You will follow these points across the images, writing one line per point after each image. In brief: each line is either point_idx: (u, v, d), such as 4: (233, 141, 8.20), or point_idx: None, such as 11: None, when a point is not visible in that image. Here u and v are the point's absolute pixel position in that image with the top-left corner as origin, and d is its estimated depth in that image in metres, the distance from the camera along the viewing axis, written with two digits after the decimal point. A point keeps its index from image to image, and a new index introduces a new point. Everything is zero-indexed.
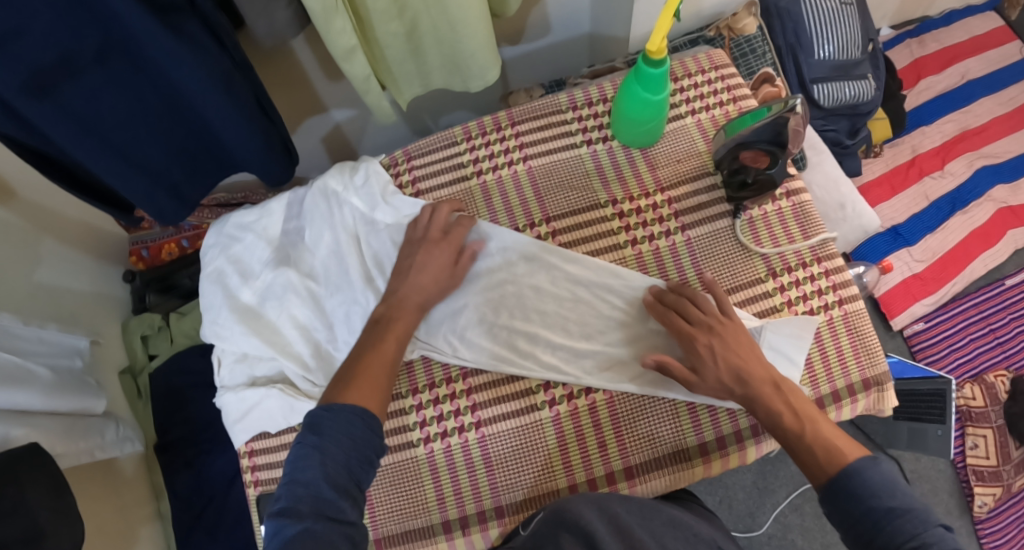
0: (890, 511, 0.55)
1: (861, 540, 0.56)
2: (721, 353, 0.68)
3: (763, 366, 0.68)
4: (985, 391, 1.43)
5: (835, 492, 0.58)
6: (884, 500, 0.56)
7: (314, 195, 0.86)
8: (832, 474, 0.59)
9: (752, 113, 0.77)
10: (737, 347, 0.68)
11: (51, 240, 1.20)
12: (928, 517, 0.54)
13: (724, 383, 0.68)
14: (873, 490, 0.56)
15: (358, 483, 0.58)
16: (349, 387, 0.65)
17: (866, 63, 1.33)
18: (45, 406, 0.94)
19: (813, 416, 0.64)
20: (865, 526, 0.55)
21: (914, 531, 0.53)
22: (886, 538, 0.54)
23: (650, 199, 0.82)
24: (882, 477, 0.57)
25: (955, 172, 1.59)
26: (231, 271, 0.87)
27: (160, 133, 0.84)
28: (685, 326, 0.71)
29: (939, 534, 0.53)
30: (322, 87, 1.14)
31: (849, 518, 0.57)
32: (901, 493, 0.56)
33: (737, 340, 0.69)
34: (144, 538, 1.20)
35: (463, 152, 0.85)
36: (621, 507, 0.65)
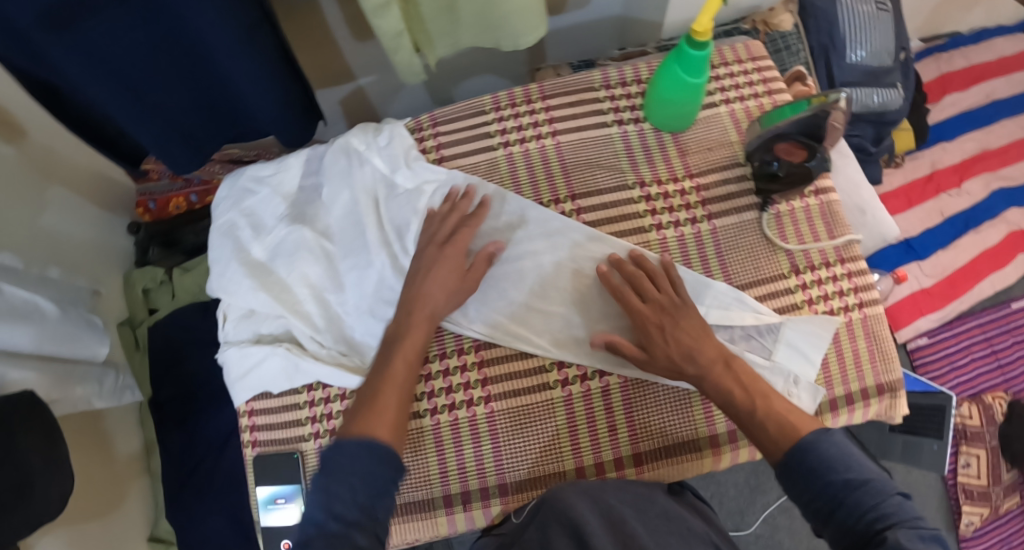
0: (848, 483, 0.57)
1: (824, 512, 0.57)
2: (671, 332, 0.70)
3: (713, 345, 0.69)
4: (981, 411, 1.42)
5: (795, 467, 0.60)
6: (841, 472, 0.58)
7: (335, 153, 0.84)
8: (788, 450, 0.61)
9: (792, 104, 0.75)
10: (688, 325, 0.70)
11: (57, 185, 1.18)
12: (883, 486, 0.57)
13: (673, 361, 0.69)
14: (830, 464, 0.58)
15: (374, 518, 0.59)
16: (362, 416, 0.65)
17: (896, 72, 1.31)
18: (36, 350, 0.91)
19: (763, 392, 0.67)
20: (827, 498, 0.57)
21: (867, 501, 0.55)
22: (845, 508, 0.56)
23: (678, 184, 0.80)
24: (837, 449, 0.59)
25: (972, 191, 1.57)
26: (243, 224, 0.85)
27: (180, 81, 0.83)
28: (637, 301, 0.72)
29: (891, 503, 0.55)
30: (347, 48, 1.11)
31: (809, 492, 0.59)
32: (857, 465, 0.58)
33: (687, 321, 0.70)
34: (131, 495, 1.19)
35: (491, 121, 0.83)
36: (614, 497, 0.65)
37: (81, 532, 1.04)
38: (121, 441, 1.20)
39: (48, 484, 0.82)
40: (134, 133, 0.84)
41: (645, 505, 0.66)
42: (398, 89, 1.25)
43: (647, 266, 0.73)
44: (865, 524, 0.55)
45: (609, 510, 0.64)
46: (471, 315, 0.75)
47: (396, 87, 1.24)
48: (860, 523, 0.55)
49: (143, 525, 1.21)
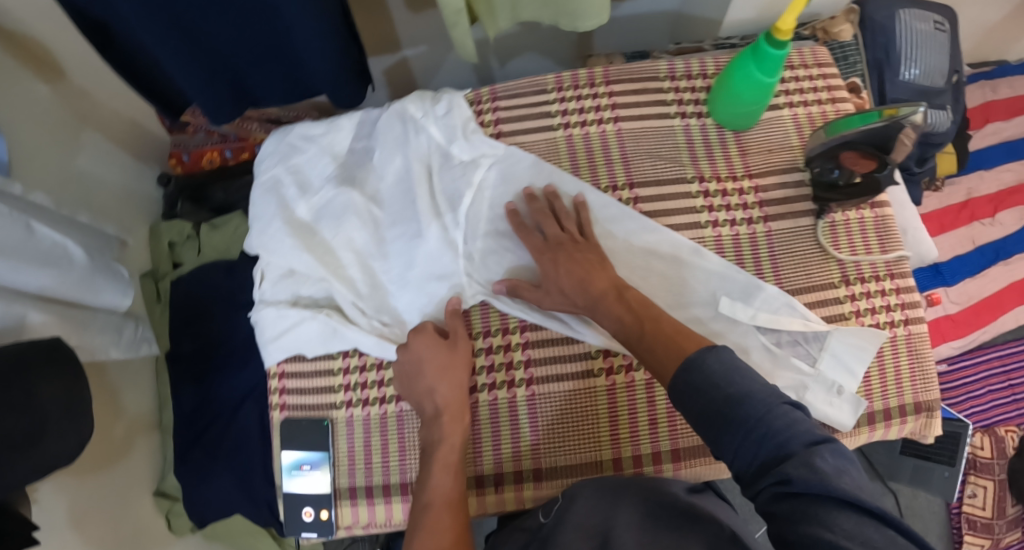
0: (731, 399, 0.54)
1: (717, 436, 0.54)
2: (563, 262, 0.72)
3: (606, 276, 0.71)
4: (992, 442, 1.42)
5: (682, 389, 0.57)
6: (724, 388, 0.55)
7: (391, 119, 0.83)
8: (674, 369, 0.59)
9: (861, 115, 0.73)
10: (580, 257, 0.72)
11: (92, 129, 1.17)
12: (769, 397, 0.54)
13: (569, 295, 0.71)
14: (714, 381, 0.56)
15: None
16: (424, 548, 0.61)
17: (947, 94, 1.28)
18: (38, 291, 0.87)
19: (655, 317, 0.66)
20: (716, 420, 0.54)
21: (758, 414, 0.52)
22: (736, 425, 0.53)
23: (736, 183, 0.80)
24: (721, 364, 0.57)
25: (1005, 222, 1.55)
26: (289, 181, 0.84)
27: (237, 33, 0.84)
28: (535, 239, 0.75)
29: (783, 412, 0.52)
30: (399, 18, 1.10)
31: (699, 415, 0.56)
32: (739, 378, 0.55)
33: (583, 254, 0.72)
34: (140, 447, 1.19)
35: (553, 101, 0.82)
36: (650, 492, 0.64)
37: (83, 489, 1.03)
38: (133, 392, 1.20)
39: None
40: (180, 80, 0.87)
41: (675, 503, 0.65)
42: (445, 63, 1.24)
43: (556, 214, 0.76)
44: (763, 444, 0.52)
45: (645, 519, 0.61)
46: (473, 286, 0.77)
47: (443, 62, 1.23)
48: (757, 445, 0.52)
49: (151, 480, 1.20)
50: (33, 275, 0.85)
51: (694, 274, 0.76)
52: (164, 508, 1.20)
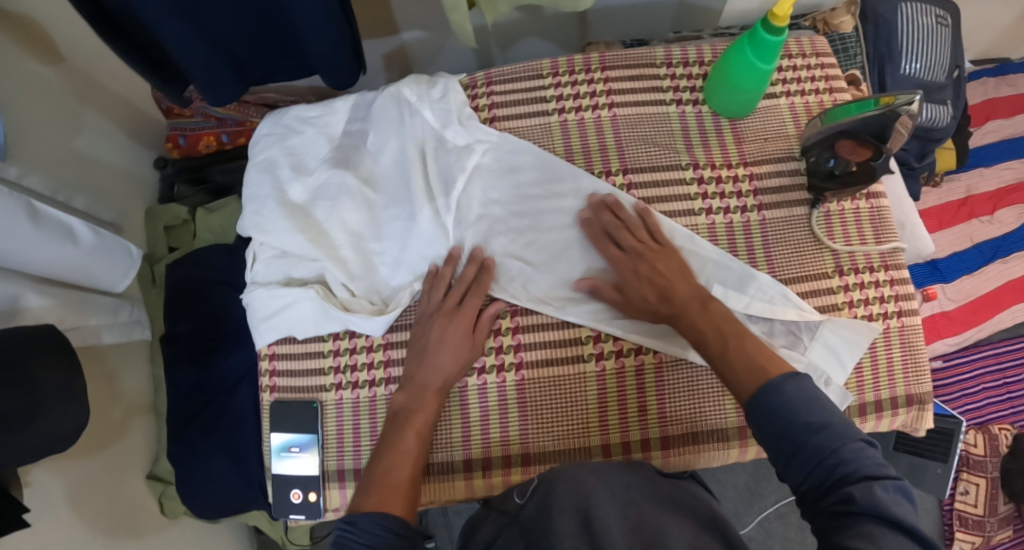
0: (810, 427, 0.54)
1: (777, 453, 0.56)
2: (648, 272, 0.71)
3: (689, 287, 0.70)
4: (986, 440, 1.41)
5: (755, 410, 0.57)
6: (802, 415, 0.55)
7: (386, 101, 0.83)
8: (752, 391, 0.59)
9: (857, 103, 0.72)
10: (663, 267, 0.71)
11: (91, 110, 1.16)
12: (847, 431, 0.54)
13: (649, 302, 0.70)
14: (791, 407, 0.56)
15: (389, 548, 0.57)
16: (369, 494, 0.62)
17: (948, 89, 1.28)
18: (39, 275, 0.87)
19: (738, 331, 0.66)
20: (781, 442, 0.55)
21: (832, 446, 0.53)
22: (807, 452, 0.54)
23: (731, 170, 0.79)
24: (801, 392, 0.57)
25: (1005, 220, 1.54)
26: (284, 163, 0.84)
27: (236, 5, 0.84)
28: (613, 249, 0.73)
29: (857, 448, 0.53)
30: (398, 3, 1.10)
31: (769, 435, 0.56)
32: (819, 407, 0.55)
33: (665, 264, 0.71)
34: (134, 429, 1.19)
35: (548, 87, 0.81)
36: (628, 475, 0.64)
37: (78, 470, 1.03)
38: (129, 377, 1.20)
39: None
40: (184, 63, 0.84)
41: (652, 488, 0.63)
42: (443, 48, 1.23)
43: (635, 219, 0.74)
44: (827, 470, 0.53)
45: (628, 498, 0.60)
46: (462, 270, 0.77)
47: (441, 47, 1.22)
48: (821, 469, 0.53)
49: (144, 462, 1.20)
50: (36, 251, 0.84)
51: (689, 259, 0.76)
52: (157, 491, 1.20)
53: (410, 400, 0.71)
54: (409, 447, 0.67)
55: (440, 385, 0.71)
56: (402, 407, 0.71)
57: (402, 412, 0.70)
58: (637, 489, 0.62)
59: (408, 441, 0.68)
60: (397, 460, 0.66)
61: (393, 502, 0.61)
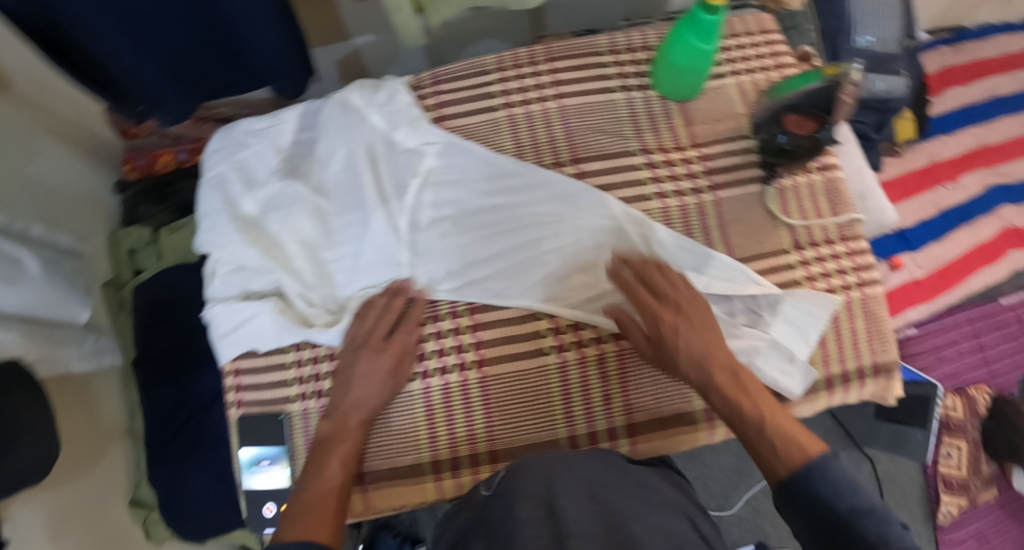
0: (855, 511, 0.56)
1: (815, 532, 0.57)
2: (683, 334, 0.68)
3: (725, 356, 0.68)
4: (965, 403, 1.43)
5: (798, 488, 0.58)
6: (847, 500, 0.56)
7: (333, 108, 0.82)
8: (789, 474, 0.59)
9: (801, 75, 0.73)
10: (703, 335, 0.68)
11: (43, 136, 1.13)
12: (889, 516, 0.56)
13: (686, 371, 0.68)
14: (838, 489, 0.57)
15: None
16: (296, 520, 0.62)
17: (902, 60, 1.27)
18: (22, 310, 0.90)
19: (771, 407, 0.65)
20: (823, 522, 0.56)
21: (875, 531, 0.55)
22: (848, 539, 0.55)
23: (682, 153, 0.79)
24: (842, 475, 0.58)
25: (968, 185, 1.56)
26: (235, 178, 0.82)
27: (178, 19, 0.81)
28: (651, 302, 0.70)
29: (901, 537, 0.54)
30: (345, 7, 1.08)
31: (808, 517, 0.57)
32: (862, 492, 0.57)
33: (702, 317, 0.69)
34: (112, 456, 1.17)
35: (494, 82, 0.81)
36: (587, 466, 0.63)
37: (55, 500, 1.01)
38: (102, 405, 1.17)
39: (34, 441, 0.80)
40: (128, 79, 0.83)
41: (618, 473, 0.64)
42: (395, 51, 1.22)
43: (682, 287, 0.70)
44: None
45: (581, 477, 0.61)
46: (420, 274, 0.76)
47: (394, 49, 1.21)
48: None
49: (124, 489, 1.19)
50: None
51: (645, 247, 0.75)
52: (140, 516, 1.18)
53: (333, 429, 0.70)
54: (333, 477, 0.67)
55: (362, 418, 0.71)
56: (325, 437, 0.70)
57: (325, 441, 0.70)
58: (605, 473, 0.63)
59: (333, 470, 0.68)
60: (321, 489, 0.66)
61: (320, 529, 0.62)
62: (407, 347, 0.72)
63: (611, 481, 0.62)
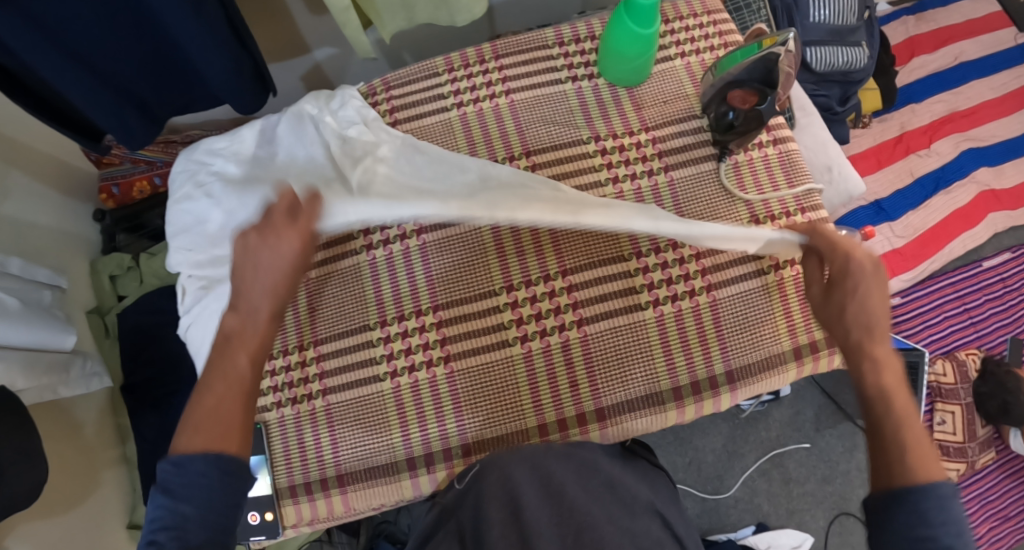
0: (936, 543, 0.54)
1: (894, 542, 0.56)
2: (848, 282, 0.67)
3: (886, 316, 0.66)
4: (955, 368, 1.43)
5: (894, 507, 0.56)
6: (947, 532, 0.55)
7: (289, 121, 0.83)
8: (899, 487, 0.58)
9: (743, 50, 0.74)
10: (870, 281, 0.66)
11: (18, 172, 1.14)
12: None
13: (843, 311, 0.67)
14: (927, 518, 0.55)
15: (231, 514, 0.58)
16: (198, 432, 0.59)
17: (861, 31, 1.29)
18: (24, 343, 0.95)
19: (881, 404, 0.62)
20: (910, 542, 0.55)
21: None
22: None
23: (633, 137, 0.80)
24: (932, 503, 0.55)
25: (941, 151, 1.57)
26: (196, 195, 0.83)
27: (129, 47, 0.83)
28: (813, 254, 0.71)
29: None
30: (302, 21, 1.10)
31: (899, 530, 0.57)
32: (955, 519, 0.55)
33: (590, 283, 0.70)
34: (106, 482, 1.17)
35: (445, 83, 0.83)
36: (557, 465, 0.69)
37: (53, 527, 1.02)
38: (94, 433, 1.18)
39: (20, 471, 0.80)
40: (90, 112, 0.84)
41: (588, 473, 0.70)
42: (358, 62, 1.23)
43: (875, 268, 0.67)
44: None
45: (546, 474, 0.69)
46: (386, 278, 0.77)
47: (356, 60, 1.23)
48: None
49: (122, 512, 1.19)
50: None
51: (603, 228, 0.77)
52: (139, 539, 1.20)
53: (240, 323, 0.65)
54: (241, 373, 0.64)
55: (270, 311, 0.65)
56: (232, 331, 0.65)
57: (232, 337, 0.65)
58: (573, 474, 0.68)
59: (238, 366, 0.64)
60: (224, 396, 0.62)
61: (228, 440, 0.60)
62: (316, 233, 0.66)
63: (579, 480, 0.70)
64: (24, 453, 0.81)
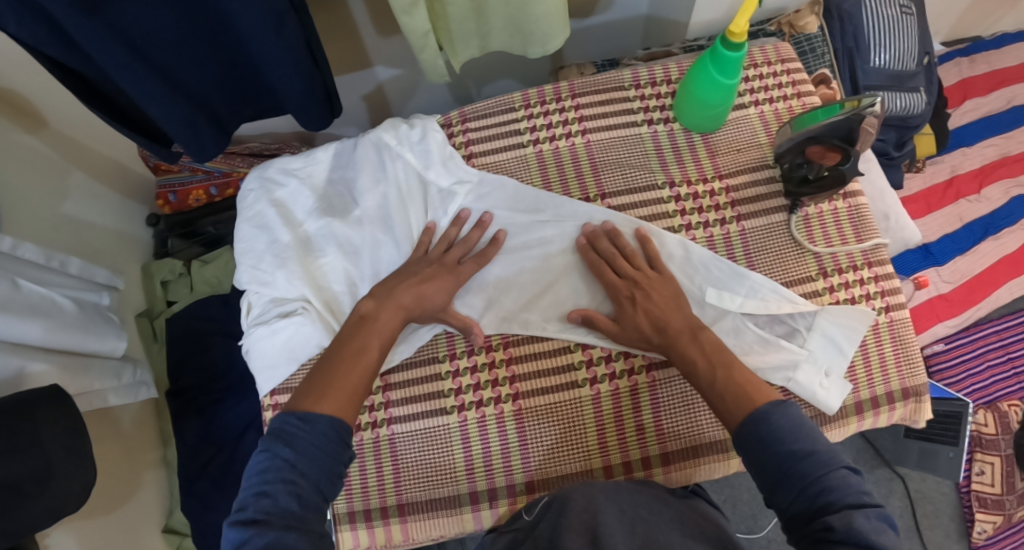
0: (794, 455, 0.57)
1: (762, 453, 0.59)
2: (643, 303, 0.72)
3: (682, 318, 0.71)
4: (997, 419, 1.37)
5: (743, 438, 0.60)
6: (788, 443, 0.58)
7: (366, 147, 0.85)
8: (742, 419, 0.61)
9: (824, 109, 0.75)
10: (658, 300, 0.72)
11: (78, 174, 1.17)
12: (830, 460, 0.57)
13: (643, 333, 0.71)
14: (779, 435, 0.59)
15: (324, 496, 0.58)
16: (325, 395, 0.63)
17: (920, 75, 1.28)
18: (70, 345, 0.95)
19: (726, 362, 0.67)
20: (774, 439, 0.59)
21: (815, 474, 0.56)
22: (790, 481, 0.57)
23: (707, 184, 0.81)
24: (787, 420, 0.60)
25: (992, 197, 1.53)
26: (272, 215, 0.85)
27: (207, 60, 0.82)
28: (613, 277, 0.75)
29: (839, 477, 0.56)
30: (370, 42, 1.12)
31: (757, 461, 0.59)
32: (804, 436, 0.59)
33: (659, 294, 0.72)
34: (147, 485, 1.19)
35: (521, 119, 0.85)
36: (629, 499, 0.65)
37: (91, 531, 1.02)
38: (137, 435, 1.20)
39: (74, 475, 0.81)
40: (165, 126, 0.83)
41: (657, 507, 0.66)
42: (417, 84, 1.25)
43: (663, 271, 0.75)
44: (807, 489, 0.56)
45: (620, 507, 0.64)
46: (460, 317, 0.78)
47: (419, 82, 1.25)
48: (802, 498, 0.56)
49: (159, 516, 1.21)
50: (36, 328, 0.88)
51: (687, 267, 0.78)
52: (174, 542, 1.20)
53: (375, 308, 0.72)
54: (371, 358, 0.68)
55: (406, 304, 0.73)
56: (367, 314, 0.72)
57: (366, 319, 0.71)
58: (644, 508, 0.65)
59: (371, 351, 0.68)
60: (356, 362, 0.67)
61: (348, 409, 0.63)
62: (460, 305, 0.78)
63: (650, 515, 0.64)
64: (76, 456, 0.82)
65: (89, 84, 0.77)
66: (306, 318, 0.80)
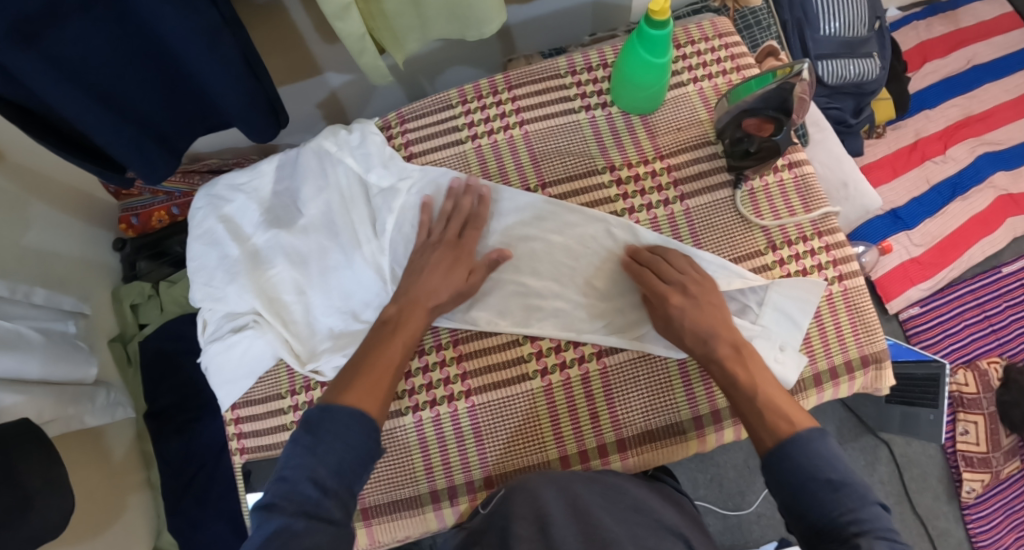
0: (831, 484, 0.56)
1: (797, 480, 0.57)
2: (688, 313, 0.70)
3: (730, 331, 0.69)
4: (977, 377, 1.37)
5: (777, 459, 0.59)
6: (826, 473, 0.57)
7: (309, 155, 0.84)
8: (771, 444, 0.60)
9: (757, 79, 0.76)
10: (704, 311, 0.70)
11: (39, 203, 1.16)
12: (866, 495, 0.55)
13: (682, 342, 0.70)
14: (816, 462, 0.57)
15: (351, 487, 0.58)
16: (350, 387, 0.64)
17: (872, 41, 1.28)
18: (41, 375, 0.94)
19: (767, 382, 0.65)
20: (813, 466, 0.57)
21: (850, 506, 0.54)
22: (819, 506, 0.55)
23: (649, 165, 0.81)
24: (828, 449, 0.58)
25: (957, 156, 1.53)
26: (221, 231, 0.84)
27: (148, 82, 0.81)
28: (660, 283, 0.72)
29: (874, 512, 0.54)
30: (315, 48, 1.11)
31: (790, 487, 0.58)
32: (842, 466, 0.57)
33: (705, 303, 0.71)
34: (133, 508, 1.18)
35: (458, 115, 0.84)
36: (583, 489, 0.65)
37: None
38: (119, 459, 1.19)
39: (50, 504, 0.80)
40: (115, 152, 0.81)
41: (614, 496, 0.66)
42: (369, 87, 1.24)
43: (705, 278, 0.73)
44: (839, 518, 0.54)
45: (572, 497, 0.63)
46: None
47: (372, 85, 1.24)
48: (832, 525, 0.54)
49: (147, 538, 1.20)
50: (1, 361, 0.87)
51: None
52: None
53: (398, 313, 0.72)
54: (392, 359, 0.69)
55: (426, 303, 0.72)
56: (390, 318, 0.72)
57: (389, 323, 0.71)
58: (599, 497, 0.65)
59: (393, 351, 0.69)
60: (378, 359, 0.68)
61: (370, 403, 0.64)
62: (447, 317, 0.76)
63: (606, 505, 0.64)
64: (52, 485, 0.81)
65: (35, 118, 0.76)
66: (259, 330, 0.79)
